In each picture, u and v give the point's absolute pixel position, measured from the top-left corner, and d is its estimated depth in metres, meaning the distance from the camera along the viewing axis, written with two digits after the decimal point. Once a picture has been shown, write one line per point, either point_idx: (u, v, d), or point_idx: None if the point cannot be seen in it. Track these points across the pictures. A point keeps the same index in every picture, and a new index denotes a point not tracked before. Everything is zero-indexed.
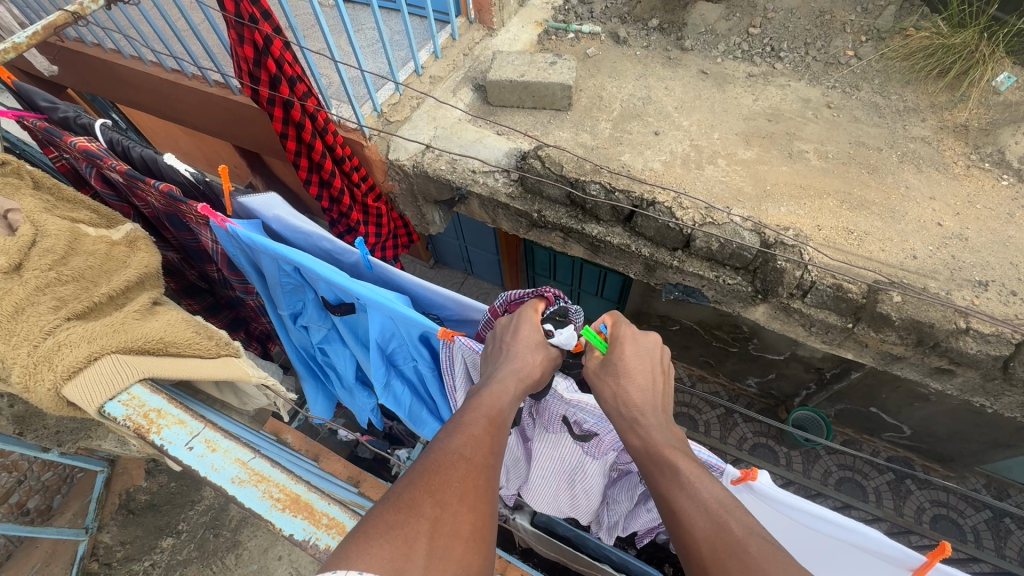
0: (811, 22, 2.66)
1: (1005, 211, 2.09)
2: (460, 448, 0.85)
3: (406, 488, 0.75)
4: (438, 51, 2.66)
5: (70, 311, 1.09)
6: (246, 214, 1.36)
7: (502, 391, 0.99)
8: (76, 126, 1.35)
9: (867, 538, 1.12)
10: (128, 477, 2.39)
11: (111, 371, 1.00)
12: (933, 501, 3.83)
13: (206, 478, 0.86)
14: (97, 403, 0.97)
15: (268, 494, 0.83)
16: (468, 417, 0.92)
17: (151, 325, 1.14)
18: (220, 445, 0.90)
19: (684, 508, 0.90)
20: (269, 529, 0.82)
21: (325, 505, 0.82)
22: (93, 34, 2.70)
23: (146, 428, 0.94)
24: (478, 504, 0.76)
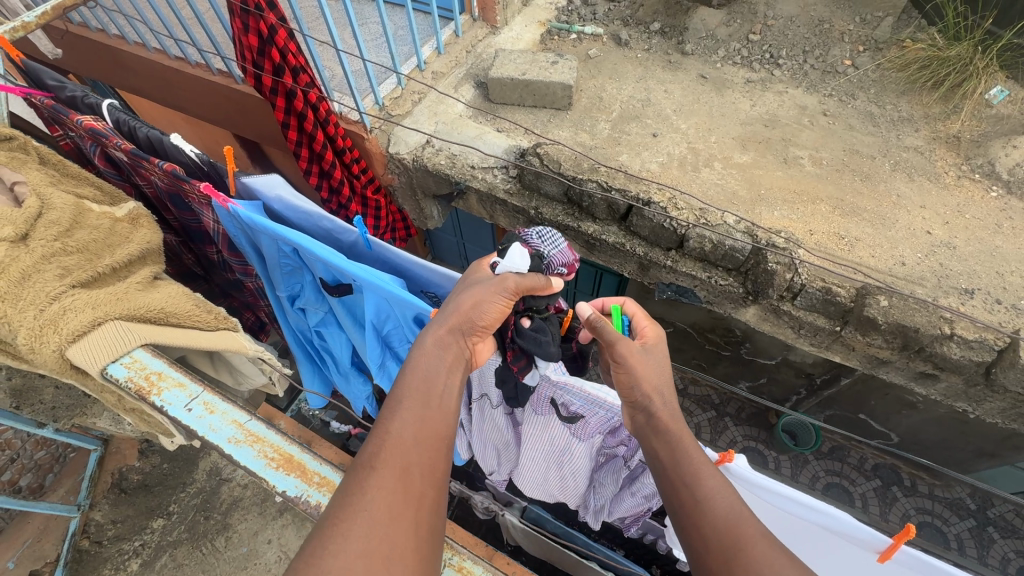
0: (811, 30, 2.71)
1: (994, 221, 2.13)
2: (377, 453, 0.87)
3: (327, 518, 0.78)
4: (441, 47, 2.68)
5: (75, 279, 1.12)
6: (249, 195, 1.37)
7: (425, 361, 1.04)
8: (83, 105, 1.37)
9: (834, 520, 1.19)
10: (122, 456, 2.50)
11: (115, 336, 1.02)
12: (918, 508, 3.88)
13: (204, 437, 0.90)
14: (100, 365, 1.00)
15: (263, 454, 0.88)
16: (393, 401, 0.98)
17: (154, 296, 1.17)
18: (218, 407, 0.94)
19: (705, 494, 0.94)
20: (263, 486, 0.87)
21: (317, 465, 0.88)
22: (99, 19, 2.71)
23: (146, 390, 0.97)
24: (403, 516, 0.80)
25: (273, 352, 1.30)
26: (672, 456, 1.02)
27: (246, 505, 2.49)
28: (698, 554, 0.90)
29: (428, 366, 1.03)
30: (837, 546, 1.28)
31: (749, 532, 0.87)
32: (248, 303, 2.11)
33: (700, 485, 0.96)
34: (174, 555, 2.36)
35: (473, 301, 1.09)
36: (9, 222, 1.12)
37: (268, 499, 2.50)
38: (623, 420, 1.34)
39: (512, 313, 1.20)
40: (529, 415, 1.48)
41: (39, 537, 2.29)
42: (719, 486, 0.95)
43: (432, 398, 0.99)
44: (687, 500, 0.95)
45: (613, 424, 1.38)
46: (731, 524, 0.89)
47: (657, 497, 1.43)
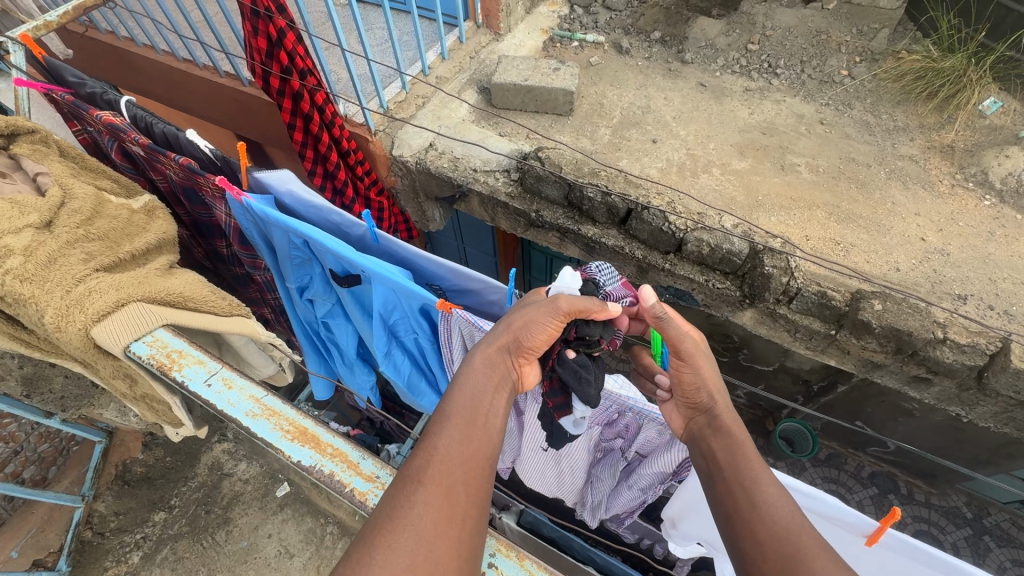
0: (808, 41, 2.77)
1: (987, 229, 2.16)
2: (421, 470, 0.88)
3: (366, 535, 0.79)
4: (446, 52, 2.73)
5: (98, 263, 1.17)
6: (261, 189, 1.41)
7: (472, 384, 1.05)
8: (102, 101, 1.41)
9: (819, 503, 1.22)
10: (126, 449, 2.62)
11: (137, 316, 1.08)
12: (915, 516, 3.89)
13: (223, 410, 0.97)
14: (124, 342, 1.07)
15: (278, 425, 0.95)
16: (439, 421, 0.99)
17: (172, 281, 1.22)
18: (236, 382, 1.01)
19: (766, 498, 0.94)
20: (279, 457, 0.93)
21: (329, 437, 0.93)
22: (109, 21, 2.76)
23: (168, 366, 1.04)
24: (442, 541, 0.80)
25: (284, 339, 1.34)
26: (730, 461, 1.02)
27: (247, 499, 2.61)
28: (750, 557, 0.89)
29: (476, 387, 1.05)
30: (823, 530, 1.30)
31: (804, 540, 0.86)
32: (254, 298, 2.14)
33: (755, 493, 0.95)
34: (175, 548, 2.47)
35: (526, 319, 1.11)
36: (34, 210, 1.17)
37: (269, 493, 2.63)
38: (622, 410, 1.32)
39: (559, 341, 1.18)
40: (531, 405, 1.50)
41: (45, 526, 2.43)
42: (778, 494, 0.94)
43: (478, 419, 0.99)
44: (742, 503, 0.95)
45: (612, 415, 1.37)
46: (787, 533, 0.88)
47: (654, 491, 1.42)
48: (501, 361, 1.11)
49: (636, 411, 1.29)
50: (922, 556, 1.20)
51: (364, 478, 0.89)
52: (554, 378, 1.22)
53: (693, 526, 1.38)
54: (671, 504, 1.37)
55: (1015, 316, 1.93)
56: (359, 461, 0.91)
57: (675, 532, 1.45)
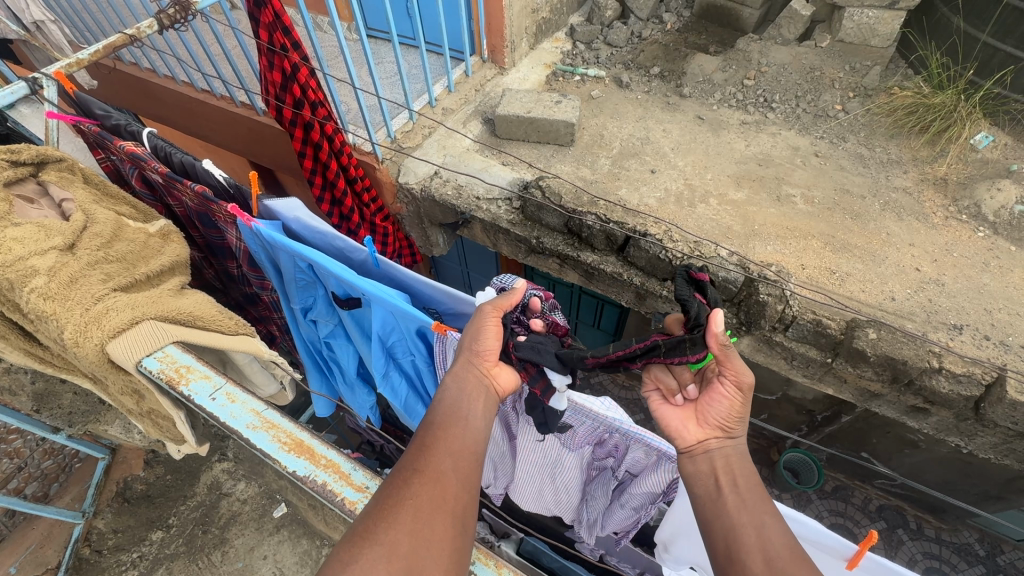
0: (803, 77, 2.86)
1: (982, 260, 2.19)
2: (412, 464, 0.98)
3: (365, 514, 0.87)
4: (452, 85, 2.84)
5: (117, 283, 1.23)
6: (270, 215, 1.47)
7: (452, 395, 1.12)
8: (125, 132, 1.50)
9: (806, 528, 1.24)
10: (128, 465, 2.64)
11: (151, 334, 1.15)
12: (925, 553, 3.79)
13: (225, 422, 1.01)
14: (136, 358, 1.12)
15: (277, 438, 0.98)
16: (423, 433, 1.06)
17: (184, 301, 1.27)
18: (239, 397, 1.04)
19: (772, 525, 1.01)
20: (275, 467, 0.97)
21: (323, 449, 0.96)
22: (133, 54, 2.90)
23: (176, 380, 1.09)
24: (434, 517, 0.89)
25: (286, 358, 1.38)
26: (748, 485, 1.10)
27: (244, 520, 2.61)
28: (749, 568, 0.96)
29: (451, 394, 1.12)
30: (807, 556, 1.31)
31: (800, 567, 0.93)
32: (261, 318, 2.19)
33: (759, 518, 1.02)
34: (170, 568, 2.47)
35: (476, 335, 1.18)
36: (59, 234, 1.23)
37: (266, 513, 2.63)
38: (609, 430, 1.35)
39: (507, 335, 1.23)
40: (524, 427, 1.50)
41: (44, 542, 2.39)
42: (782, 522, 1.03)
43: (458, 420, 1.09)
44: (749, 519, 1.03)
45: (600, 434, 1.38)
46: (789, 555, 0.95)
47: (646, 511, 1.43)
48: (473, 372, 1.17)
49: (622, 430, 1.31)
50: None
51: (354, 488, 0.93)
52: (530, 366, 1.19)
53: (685, 549, 1.38)
54: (662, 527, 1.39)
55: (1011, 347, 1.94)
56: (351, 472, 0.94)
57: (668, 556, 1.45)
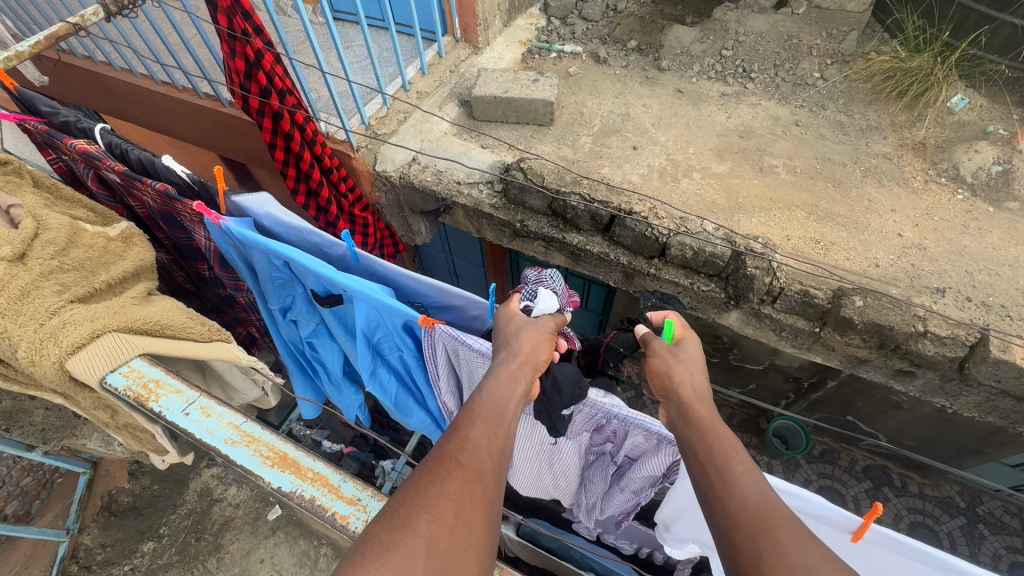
0: (780, 45, 2.82)
1: (961, 222, 2.21)
2: (455, 456, 0.91)
3: (403, 501, 0.83)
4: (425, 68, 2.75)
5: (74, 294, 1.18)
6: (240, 213, 1.41)
7: (498, 385, 1.03)
8: (76, 129, 1.42)
9: (810, 503, 1.24)
10: (111, 479, 2.61)
11: (116, 347, 1.14)
12: (910, 508, 3.91)
13: (201, 439, 1.05)
14: (99, 374, 1.12)
15: (258, 452, 1.04)
16: (466, 419, 0.98)
17: (150, 309, 1.26)
18: (215, 410, 1.10)
19: (739, 480, 0.95)
20: (259, 482, 1.02)
21: (309, 462, 1.02)
22: (85, 46, 2.74)
23: (145, 397, 1.11)
24: (474, 517, 0.84)
25: (265, 363, 1.36)
26: (710, 442, 1.02)
27: (238, 524, 2.57)
28: (721, 529, 0.91)
29: (499, 391, 1.03)
30: (813, 530, 1.32)
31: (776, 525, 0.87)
32: (239, 319, 2.12)
33: (724, 469, 0.97)
34: None
35: (532, 340, 1.14)
36: (7, 243, 1.16)
37: (261, 517, 2.59)
38: (607, 417, 1.32)
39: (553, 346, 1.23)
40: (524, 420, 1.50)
41: (28, 563, 2.38)
42: (749, 476, 0.95)
43: (503, 418, 1.00)
44: (715, 479, 0.96)
45: (599, 421, 1.35)
46: (758, 509, 0.90)
47: (646, 493, 1.41)
48: (521, 371, 1.08)
49: (621, 416, 1.28)
50: (919, 555, 1.22)
51: (345, 501, 0.96)
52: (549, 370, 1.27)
53: (686, 527, 1.39)
54: (663, 507, 1.38)
55: (992, 307, 1.97)
56: (340, 484, 0.98)
57: (669, 535, 1.46)
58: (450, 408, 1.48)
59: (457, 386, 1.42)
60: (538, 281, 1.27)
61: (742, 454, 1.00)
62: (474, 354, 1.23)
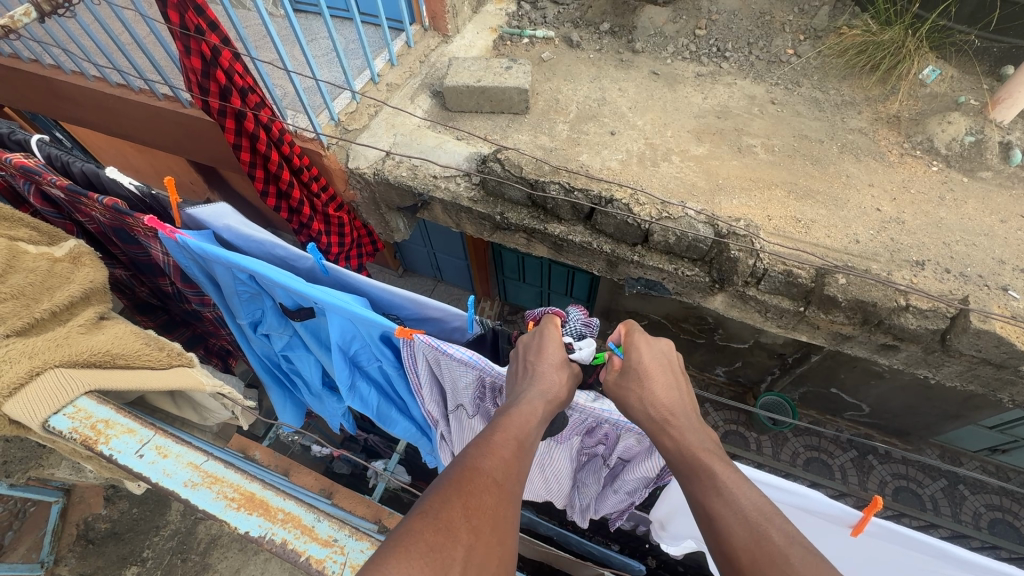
0: (753, 22, 2.78)
1: (937, 194, 2.23)
2: (492, 471, 0.85)
3: (443, 504, 0.76)
4: (394, 58, 2.66)
5: (10, 327, 1.17)
6: (197, 225, 1.35)
7: (530, 413, 0.99)
8: (11, 142, 1.35)
9: (811, 500, 1.24)
10: (86, 506, 2.53)
11: (60, 385, 1.09)
12: (894, 474, 4.02)
13: (159, 482, 0.99)
14: (41, 417, 1.06)
15: (221, 495, 0.98)
16: (497, 438, 0.93)
17: (98, 338, 1.24)
18: (172, 451, 1.03)
19: (721, 512, 0.89)
20: (225, 526, 0.97)
21: (279, 502, 0.97)
22: (31, 49, 2.59)
23: (94, 439, 1.05)
24: (507, 535, 0.78)
25: (231, 388, 1.35)
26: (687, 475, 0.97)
27: (225, 542, 2.51)
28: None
29: (523, 420, 0.98)
30: (812, 525, 1.32)
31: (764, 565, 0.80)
32: (209, 332, 2.05)
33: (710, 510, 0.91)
34: None
35: (566, 382, 1.09)
36: None
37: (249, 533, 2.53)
38: (598, 421, 1.28)
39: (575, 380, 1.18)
40: None
41: None
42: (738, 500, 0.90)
43: (528, 447, 0.94)
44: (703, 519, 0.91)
45: (589, 424, 1.31)
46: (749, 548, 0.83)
47: (639, 492, 1.42)
48: (552, 404, 1.04)
49: (612, 421, 1.25)
50: (919, 544, 1.24)
51: (319, 543, 0.92)
52: None
53: (682, 525, 1.40)
54: (658, 505, 1.38)
55: (970, 277, 1.99)
56: (314, 525, 0.94)
57: (665, 532, 1.47)
58: (435, 417, 1.44)
59: (440, 395, 1.38)
60: (586, 326, 1.24)
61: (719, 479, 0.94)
62: (456, 363, 1.19)
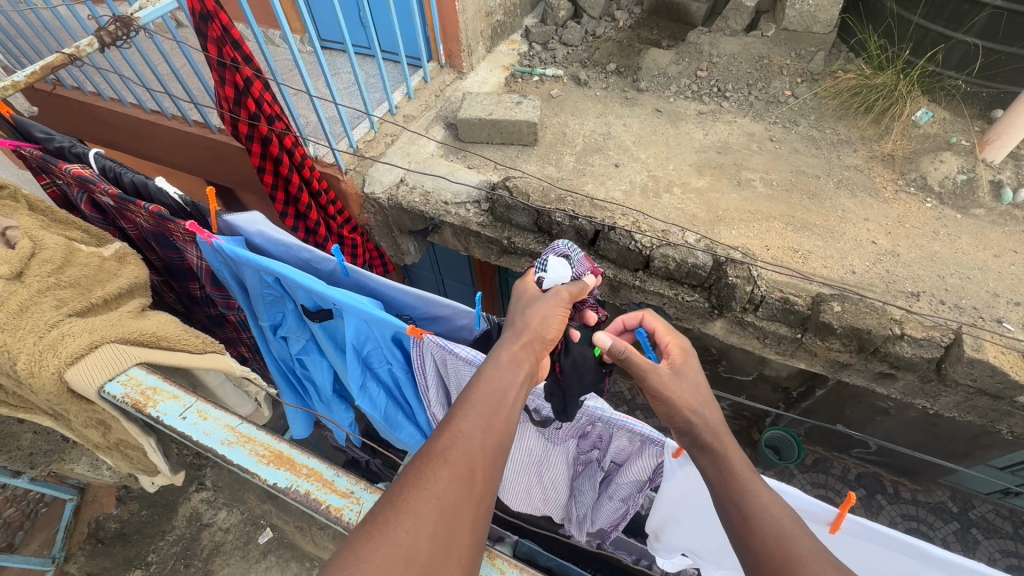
0: (753, 66, 2.94)
1: (932, 229, 2.30)
2: (450, 449, 0.88)
3: (396, 494, 0.82)
4: (411, 92, 2.83)
5: (71, 309, 1.26)
6: (231, 232, 1.44)
7: (497, 369, 1.01)
8: (71, 154, 1.47)
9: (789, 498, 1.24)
10: (100, 505, 2.70)
11: (113, 357, 1.18)
12: (903, 515, 3.93)
13: (198, 440, 1.06)
14: (98, 383, 1.16)
15: (254, 451, 1.04)
16: (466, 406, 0.95)
17: (146, 322, 1.31)
18: (211, 414, 1.10)
19: (756, 515, 0.96)
20: (256, 481, 1.02)
21: (304, 459, 1.02)
22: (76, 77, 2.79)
23: (143, 403, 1.14)
24: (465, 510, 0.83)
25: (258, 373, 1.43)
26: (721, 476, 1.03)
27: (227, 549, 2.71)
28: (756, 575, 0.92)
29: (499, 377, 1.00)
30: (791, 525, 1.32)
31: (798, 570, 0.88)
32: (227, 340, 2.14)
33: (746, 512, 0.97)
34: None
35: (545, 321, 1.11)
36: (5, 262, 1.25)
37: (252, 540, 2.74)
38: (592, 421, 1.34)
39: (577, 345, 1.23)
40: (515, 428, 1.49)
41: None
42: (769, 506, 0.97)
43: (505, 403, 0.97)
44: (736, 516, 0.98)
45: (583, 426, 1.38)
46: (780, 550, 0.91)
47: (634, 500, 1.42)
48: (526, 357, 1.06)
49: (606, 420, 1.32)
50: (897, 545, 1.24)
51: (339, 494, 0.97)
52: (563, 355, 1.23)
53: (675, 534, 1.40)
54: (652, 514, 1.39)
55: (965, 309, 2.03)
56: (334, 479, 0.99)
57: (659, 544, 1.46)
58: (439, 420, 1.50)
59: (446, 397, 1.43)
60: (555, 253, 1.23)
61: (756, 484, 1.01)
62: (460, 362, 1.25)
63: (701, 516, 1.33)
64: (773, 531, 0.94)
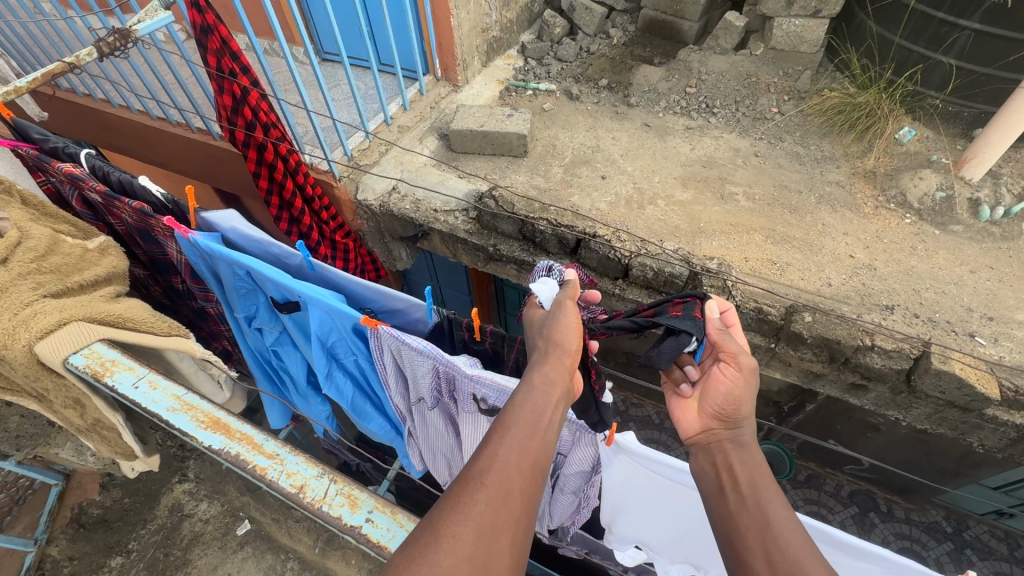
0: (740, 83, 3.02)
1: (910, 244, 2.34)
2: (489, 468, 0.92)
3: (437, 513, 0.84)
4: (406, 104, 2.93)
5: (47, 290, 1.34)
6: (209, 228, 1.52)
7: (531, 391, 1.06)
8: (64, 154, 1.57)
9: None
10: (83, 491, 2.81)
11: (80, 333, 1.26)
12: (896, 533, 3.90)
13: (146, 407, 1.15)
14: (62, 355, 1.24)
15: (194, 417, 1.14)
16: (503, 427, 1.00)
17: (118, 305, 1.40)
18: (161, 384, 1.19)
19: (778, 521, 1.03)
20: (194, 443, 1.12)
21: (238, 425, 1.12)
22: (84, 84, 2.92)
23: (101, 372, 1.23)
24: (507, 528, 0.85)
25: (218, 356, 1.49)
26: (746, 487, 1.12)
27: (206, 540, 2.78)
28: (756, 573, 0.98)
29: (534, 399, 1.05)
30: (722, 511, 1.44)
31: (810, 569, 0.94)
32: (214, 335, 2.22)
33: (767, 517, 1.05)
34: None
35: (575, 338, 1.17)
36: None
37: (230, 531, 2.81)
38: None
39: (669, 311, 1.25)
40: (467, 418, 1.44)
41: None
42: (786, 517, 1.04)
43: (540, 424, 1.02)
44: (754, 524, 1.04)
45: None
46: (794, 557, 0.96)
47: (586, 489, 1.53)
48: (557, 377, 1.12)
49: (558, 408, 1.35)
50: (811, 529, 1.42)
51: (265, 456, 1.06)
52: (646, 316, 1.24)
53: (624, 526, 1.59)
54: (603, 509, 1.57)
55: (938, 323, 2.06)
56: (263, 442, 1.09)
57: (614, 535, 1.66)
58: (401, 410, 1.56)
59: (405, 387, 1.49)
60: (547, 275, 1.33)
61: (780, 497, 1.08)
62: (414, 353, 1.31)
63: (642, 508, 1.51)
64: (791, 547, 0.98)
